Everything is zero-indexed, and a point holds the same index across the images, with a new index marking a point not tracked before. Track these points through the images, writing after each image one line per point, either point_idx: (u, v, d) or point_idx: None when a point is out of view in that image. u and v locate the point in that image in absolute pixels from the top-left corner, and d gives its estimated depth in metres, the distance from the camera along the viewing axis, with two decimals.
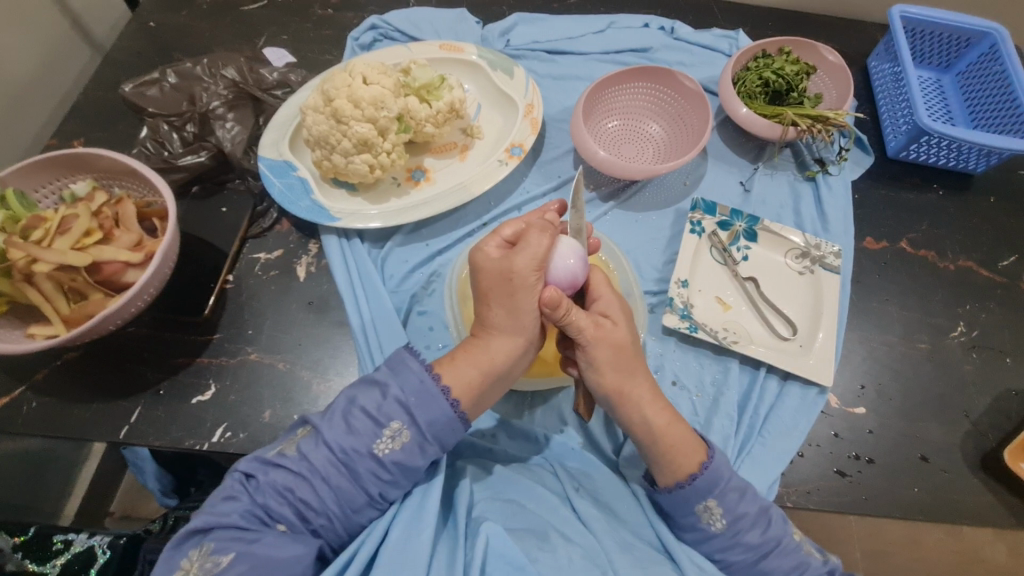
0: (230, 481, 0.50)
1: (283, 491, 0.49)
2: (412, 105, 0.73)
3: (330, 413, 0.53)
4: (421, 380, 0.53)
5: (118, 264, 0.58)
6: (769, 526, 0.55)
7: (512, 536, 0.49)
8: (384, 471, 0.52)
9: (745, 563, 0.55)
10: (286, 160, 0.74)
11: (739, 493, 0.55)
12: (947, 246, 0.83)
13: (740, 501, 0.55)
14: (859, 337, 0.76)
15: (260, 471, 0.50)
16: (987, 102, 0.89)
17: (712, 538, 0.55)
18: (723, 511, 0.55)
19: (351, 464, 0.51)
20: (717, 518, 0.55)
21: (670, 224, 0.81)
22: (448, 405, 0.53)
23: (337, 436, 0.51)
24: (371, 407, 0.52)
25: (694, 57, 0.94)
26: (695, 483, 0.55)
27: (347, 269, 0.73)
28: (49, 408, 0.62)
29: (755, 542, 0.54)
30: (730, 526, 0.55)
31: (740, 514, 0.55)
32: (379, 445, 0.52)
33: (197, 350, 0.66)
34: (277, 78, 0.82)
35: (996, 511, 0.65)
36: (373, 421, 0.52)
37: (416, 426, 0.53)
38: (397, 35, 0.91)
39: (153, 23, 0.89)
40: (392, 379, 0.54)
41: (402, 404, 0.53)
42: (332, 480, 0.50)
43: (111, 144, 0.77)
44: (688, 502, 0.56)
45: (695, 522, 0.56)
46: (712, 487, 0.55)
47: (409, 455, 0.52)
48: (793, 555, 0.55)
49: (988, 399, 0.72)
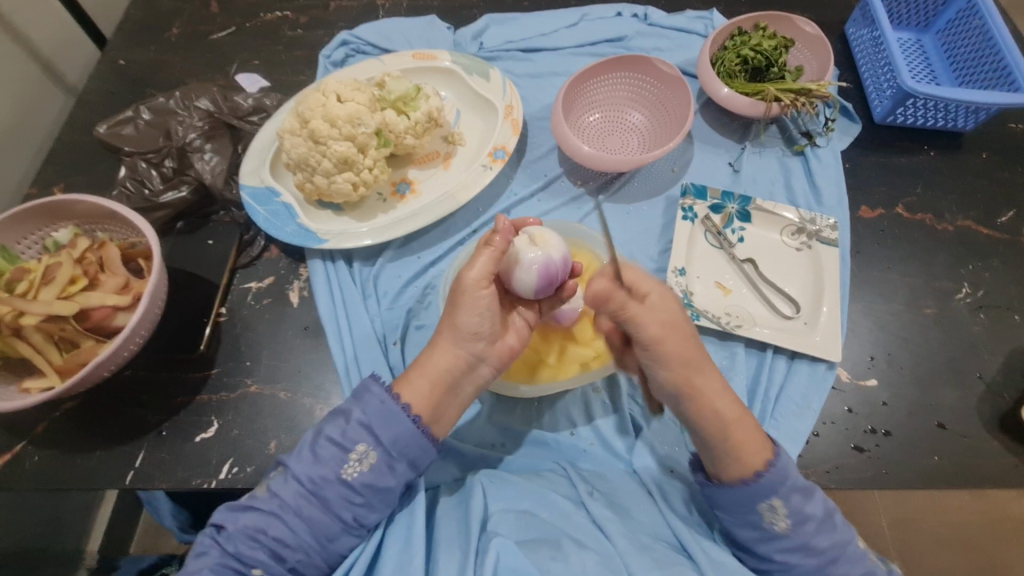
0: (204, 537, 0.50)
1: (253, 534, 0.49)
2: (389, 119, 0.72)
3: (298, 448, 0.53)
4: (381, 401, 0.54)
5: (106, 309, 0.58)
6: (835, 530, 0.53)
7: (524, 546, 0.49)
8: (355, 495, 0.52)
9: (807, 569, 0.52)
10: (267, 187, 0.73)
11: (805, 494, 0.53)
12: (944, 207, 0.81)
13: (812, 506, 0.53)
14: (864, 307, 0.74)
15: (229, 520, 0.50)
16: (969, 58, 0.88)
17: (776, 539, 0.53)
18: (790, 511, 0.52)
19: (321, 493, 0.51)
20: (781, 518, 0.52)
21: (662, 213, 0.80)
22: (409, 421, 0.53)
23: (304, 468, 0.51)
24: (334, 434, 0.53)
25: (670, 41, 0.93)
26: (759, 482, 0.53)
27: (338, 290, 0.72)
28: (52, 461, 0.61)
29: (822, 546, 0.52)
30: (795, 527, 0.52)
31: (807, 517, 0.52)
32: (346, 470, 0.52)
33: (196, 388, 0.65)
34: (252, 104, 0.81)
35: (1018, 472, 0.64)
36: (338, 448, 0.52)
37: (381, 446, 0.53)
38: (369, 49, 0.91)
39: (123, 60, 0.88)
40: (353, 404, 0.54)
41: (365, 426, 0.53)
42: (304, 513, 0.50)
43: (90, 187, 0.76)
44: (752, 501, 0.53)
45: (756, 522, 0.53)
46: (779, 485, 0.53)
47: (379, 476, 0.52)
48: (858, 563, 0.53)
49: (1000, 358, 0.71)
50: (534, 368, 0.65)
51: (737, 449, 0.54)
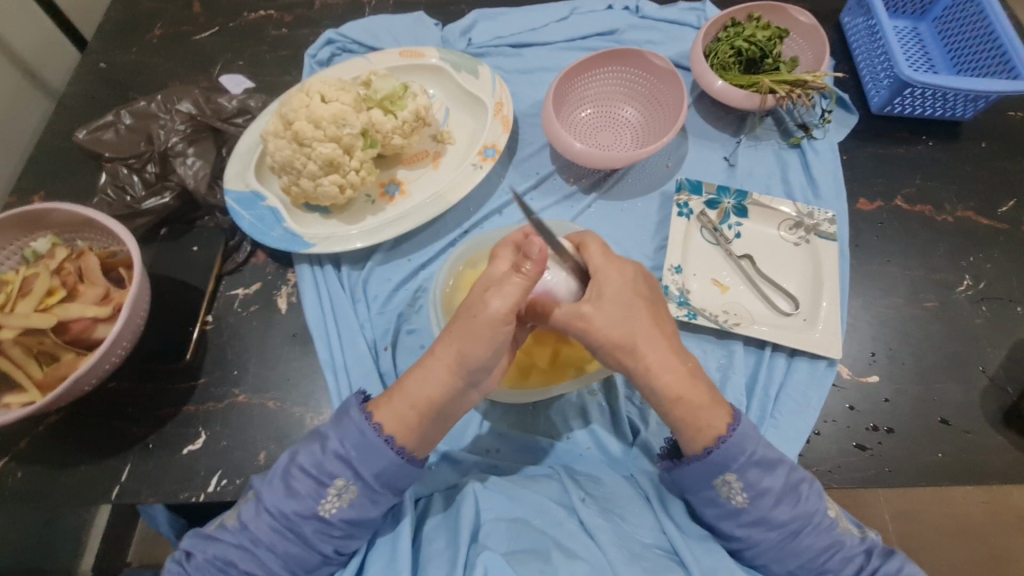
0: (172, 563, 0.49)
1: (224, 565, 0.49)
2: (376, 119, 0.71)
3: (272, 476, 0.51)
4: (359, 431, 0.51)
5: (86, 321, 0.56)
6: (799, 501, 0.52)
7: (512, 559, 0.48)
8: (334, 528, 0.50)
9: (770, 544, 0.52)
10: (252, 190, 0.72)
11: (765, 467, 0.53)
12: (944, 198, 0.80)
13: (769, 478, 0.52)
14: (864, 302, 0.73)
15: (198, 549, 0.49)
16: (967, 46, 0.86)
17: (736, 513, 0.53)
18: (744, 485, 0.52)
19: (296, 528, 0.50)
20: (738, 492, 0.52)
21: (656, 210, 0.79)
22: (391, 453, 0.51)
23: (277, 501, 0.50)
24: (309, 466, 0.51)
25: (663, 34, 0.91)
26: (711, 457, 0.52)
27: (326, 295, 0.70)
28: (35, 477, 0.60)
29: (781, 520, 0.52)
30: (752, 501, 0.52)
31: (763, 489, 0.52)
32: (324, 505, 0.50)
33: (182, 399, 0.64)
34: (236, 106, 0.79)
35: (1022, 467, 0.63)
36: (314, 481, 0.50)
37: (361, 480, 0.50)
38: (355, 47, 0.89)
39: (104, 63, 0.86)
40: (331, 431, 0.52)
41: (342, 458, 0.51)
42: (279, 548, 0.49)
43: (72, 194, 0.75)
44: (706, 477, 0.53)
45: (715, 497, 0.53)
46: (731, 462, 0.52)
47: (360, 508, 0.51)
48: (825, 533, 0.52)
49: (1003, 351, 0.70)
50: (526, 372, 0.63)
51: (691, 423, 0.53)
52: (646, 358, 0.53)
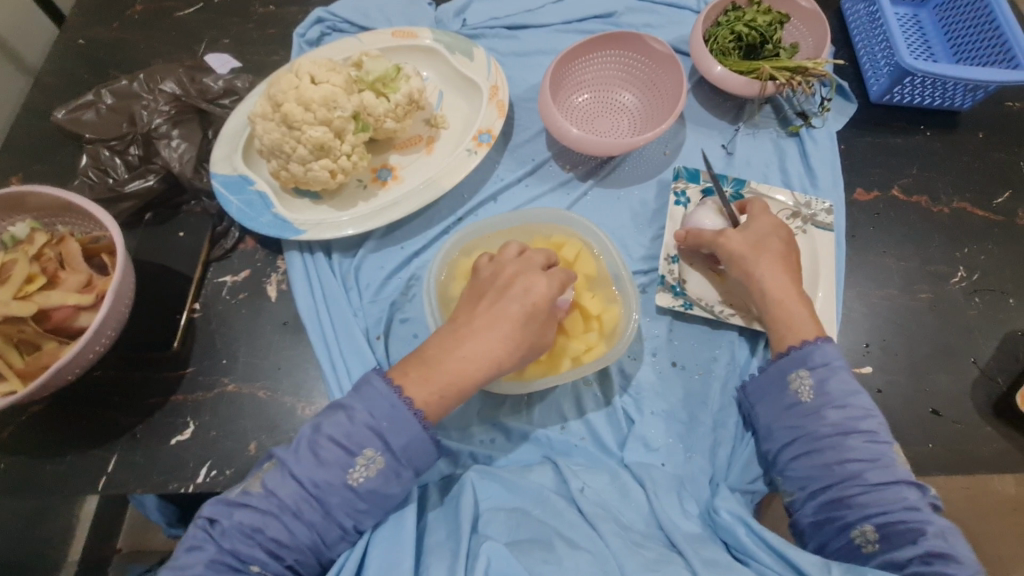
0: (195, 530, 0.48)
1: (250, 532, 0.47)
2: (368, 101, 0.69)
3: (297, 446, 0.50)
4: (391, 403, 0.51)
5: (68, 309, 0.54)
6: (862, 418, 0.55)
7: (515, 549, 0.48)
8: (359, 500, 0.50)
9: (820, 438, 0.55)
10: (240, 174, 0.69)
11: (842, 379, 0.56)
12: (940, 189, 0.80)
13: (840, 386, 0.56)
14: (859, 293, 0.73)
15: (223, 514, 0.48)
16: (968, 34, 0.85)
17: (797, 407, 0.57)
18: (815, 383, 0.57)
19: (324, 498, 0.49)
20: (807, 389, 0.57)
21: (653, 198, 0.77)
22: (419, 426, 0.51)
23: (306, 469, 0.49)
24: (338, 435, 0.50)
25: (662, 17, 0.89)
26: (790, 351, 0.59)
27: (315, 283, 0.69)
28: (19, 467, 0.59)
29: (837, 420, 0.55)
30: (818, 398, 0.56)
31: (829, 391, 0.56)
32: (353, 475, 0.49)
33: (170, 388, 0.62)
34: (222, 86, 0.76)
35: (1008, 457, 0.64)
36: (343, 450, 0.49)
37: (390, 451, 0.50)
38: (346, 26, 0.86)
39: (82, 40, 0.83)
40: (358, 401, 0.51)
41: (372, 429, 0.50)
42: (305, 515, 0.48)
43: (51, 177, 0.72)
44: (781, 374, 0.59)
45: (784, 394, 0.59)
46: (806, 359, 0.58)
47: (384, 481, 0.50)
48: (875, 448, 0.53)
49: (994, 343, 0.70)
50: None
51: (793, 331, 0.60)
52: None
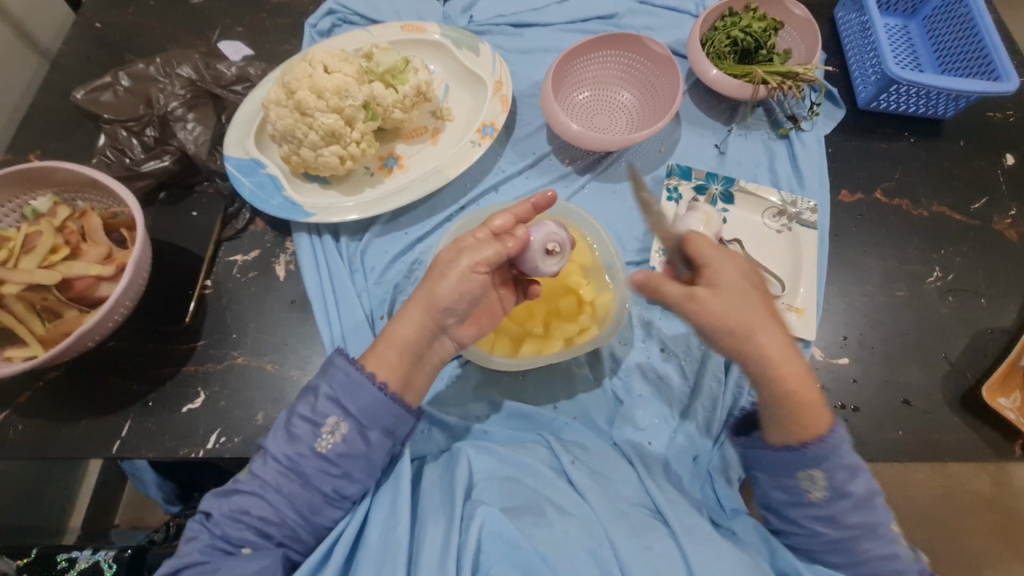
0: (193, 522, 0.52)
1: (238, 515, 0.50)
2: (378, 92, 0.71)
3: (274, 429, 0.54)
4: (347, 373, 0.54)
5: (89, 279, 0.57)
6: (871, 509, 0.52)
7: (508, 514, 0.51)
8: (332, 466, 0.53)
9: (829, 539, 0.52)
10: (252, 158, 0.72)
11: (851, 471, 0.51)
12: (920, 193, 0.84)
13: (858, 487, 0.52)
14: (840, 289, 0.77)
15: (215, 506, 0.51)
16: (953, 46, 0.89)
17: (808, 505, 0.53)
18: (829, 483, 0.51)
19: (299, 468, 0.52)
20: (817, 488, 0.52)
21: (648, 193, 0.81)
22: (375, 389, 0.54)
23: (280, 447, 0.52)
24: (306, 411, 0.53)
25: (662, 20, 0.93)
26: (805, 451, 0.51)
27: (323, 264, 0.72)
28: (36, 430, 0.61)
29: (850, 523, 0.51)
30: (831, 497, 0.52)
31: (846, 494, 0.51)
32: (320, 443, 0.52)
33: (182, 359, 0.65)
34: (235, 73, 0.79)
35: (974, 446, 0.68)
36: (310, 424, 0.53)
37: (350, 416, 0.53)
38: (356, 19, 0.89)
39: (98, 23, 0.85)
40: (320, 380, 0.55)
41: (333, 399, 0.54)
42: (284, 489, 0.51)
43: (69, 155, 0.75)
44: (790, 466, 0.53)
45: (791, 487, 0.53)
46: (824, 459, 0.51)
47: (352, 444, 0.53)
48: (887, 544, 0.51)
49: (964, 339, 0.74)
50: (518, 343, 0.67)
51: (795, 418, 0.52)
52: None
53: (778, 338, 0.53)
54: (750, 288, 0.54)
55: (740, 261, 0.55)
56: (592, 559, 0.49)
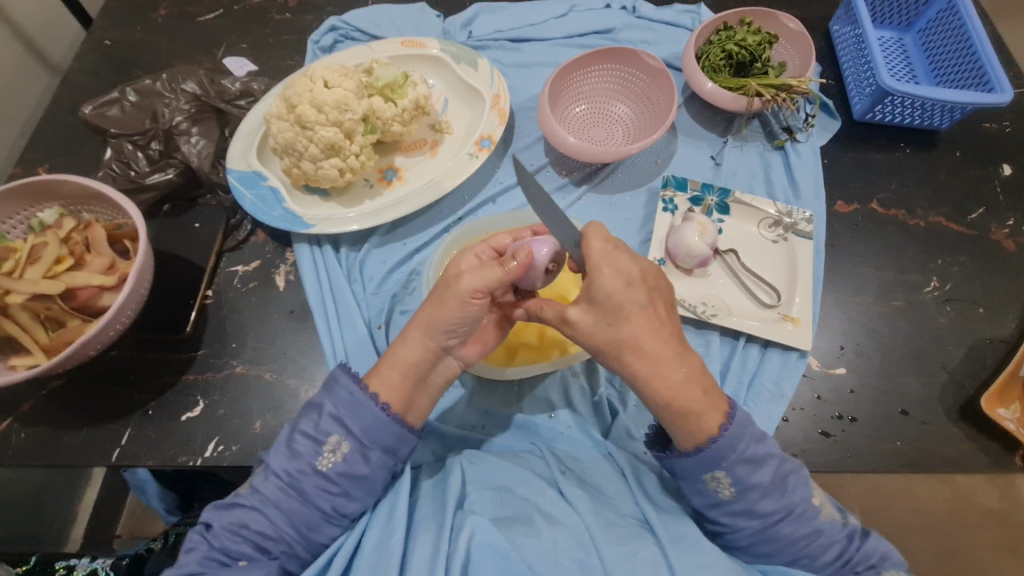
0: (192, 534, 0.51)
1: (236, 528, 0.51)
2: (377, 106, 0.73)
3: (276, 444, 0.55)
4: (350, 393, 0.55)
5: (92, 289, 0.58)
6: (785, 493, 0.54)
7: (499, 524, 0.51)
8: (331, 484, 0.53)
9: (753, 531, 0.54)
10: (254, 170, 0.74)
11: (754, 463, 0.53)
12: (917, 203, 0.84)
13: (761, 474, 0.53)
14: (837, 299, 0.77)
15: (216, 518, 0.51)
16: (948, 58, 0.90)
17: (722, 504, 0.54)
18: (732, 479, 0.53)
19: (298, 484, 0.53)
20: (725, 486, 0.54)
21: (643, 204, 0.82)
22: (377, 409, 0.54)
23: (281, 463, 0.53)
24: (309, 429, 0.54)
25: (658, 35, 0.94)
26: (704, 454, 0.53)
27: (323, 274, 0.73)
28: (38, 438, 0.62)
29: (767, 510, 0.53)
30: (739, 492, 0.53)
31: (749, 487, 0.53)
32: (321, 461, 0.53)
33: (182, 367, 0.66)
34: (239, 88, 0.81)
35: (973, 457, 0.68)
36: (312, 441, 0.54)
37: (352, 436, 0.54)
38: (358, 35, 0.91)
39: (108, 41, 0.88)
40: (324, 399, 0.55)
41: (336, 418, 0.54)
42: (284, 505, 0.52)
43: (76, 168, 0.77)
44: (695, 471, 0.54)
45: (704, 490, 0.55)
46: (721, 459, 0.53)
47: (352, 464, 0.54)
48: (807, 522, 0.54)
49: (963, 350, 0.74)
50: (513, 353, 0.69)
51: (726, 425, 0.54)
52: (634, 366, 0.54)
53: (667, 340, 0.54)
54: (635, 298, 0.53)
55: (640, 261, 0.55)
56: (577, 567, 0.49)
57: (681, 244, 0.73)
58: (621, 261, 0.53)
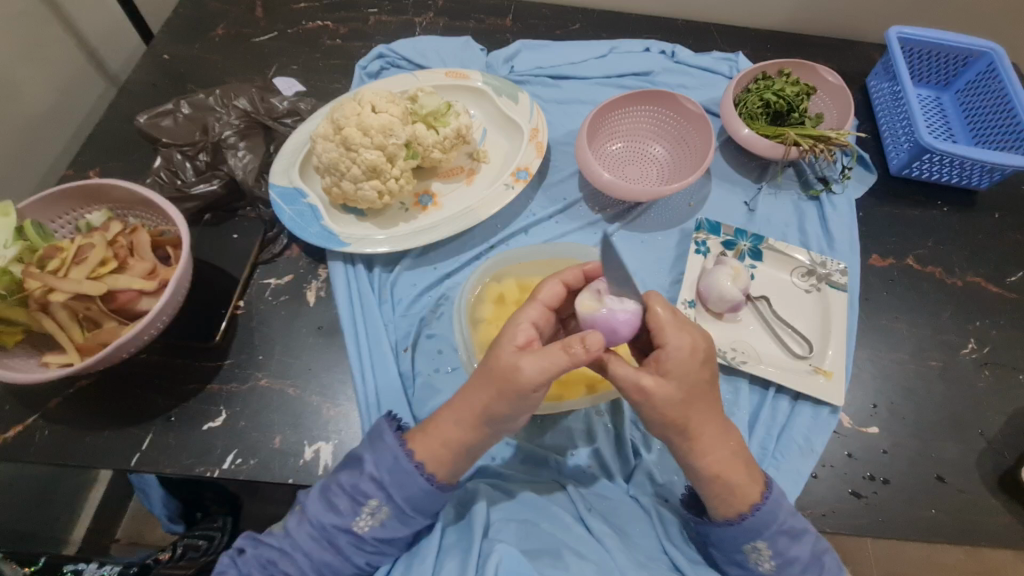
0: (224, 557, 0.52)
1: (267, 563, 0.51)
2: (419, 132, 0.75)
3: (313, 491, 0.54)
4: (394, 457, 0.53)
5: (132, 292, 0.59)
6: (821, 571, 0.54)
7: (527, 556, 0.51)
8: (366, 544, 0.53)
9: None
10: (296, 187, 0.76)
11: (792, 536, 0.54)
12: (955, 262, 0.83)
13: (797, 544, 0.54)
14: (870, 354, 0.75)
15: (249, 545, 0.53)
16: (987, 119, 0.90)
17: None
18: (773, 552, 0.54)
19: (333, 539, 0.52)
20: (765, 559, 0.54)
21: (675, 245, 0.82)
22: (423, 480, 0.52)
23: (317, 513, 0.52)
24: (348, 486, 0.53)
25: (696, 79, 0.96)
26: (744, 523, 0.54)
27: (352, 294, 0.73)
28: (61, 436, 0.62)
29: None
30: (779, 567, 0.54)
31: (789, 558, 0.53)
32: (359, 522, 0.52)
33: (208, 376, 0.66)
34: (287, 107, 0.84)
35: (1013, 531, 0.64)
36: (350, 499, 0.52)
37: (393, 503, 0.52)
38: (404, 63, 0.94)
39: (166, 55, 0.92)
40: (367, 454, 0.53)
41: (377, 481, 0.52)
42: (316, 556, 0.52)
43: (125, 174, 0.79)
44: (735, 541, 0.54)
45: (740, 561, 0.55)
46: (763, 530, 0.53)
47: (391, 529, 0.53)
48: None
49: (1002, 417, 0.71)
50: None
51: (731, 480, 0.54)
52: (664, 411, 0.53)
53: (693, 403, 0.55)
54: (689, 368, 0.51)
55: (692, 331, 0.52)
56: None
57: (712, 291, 0.72)
58: (689, 332, 0.52)
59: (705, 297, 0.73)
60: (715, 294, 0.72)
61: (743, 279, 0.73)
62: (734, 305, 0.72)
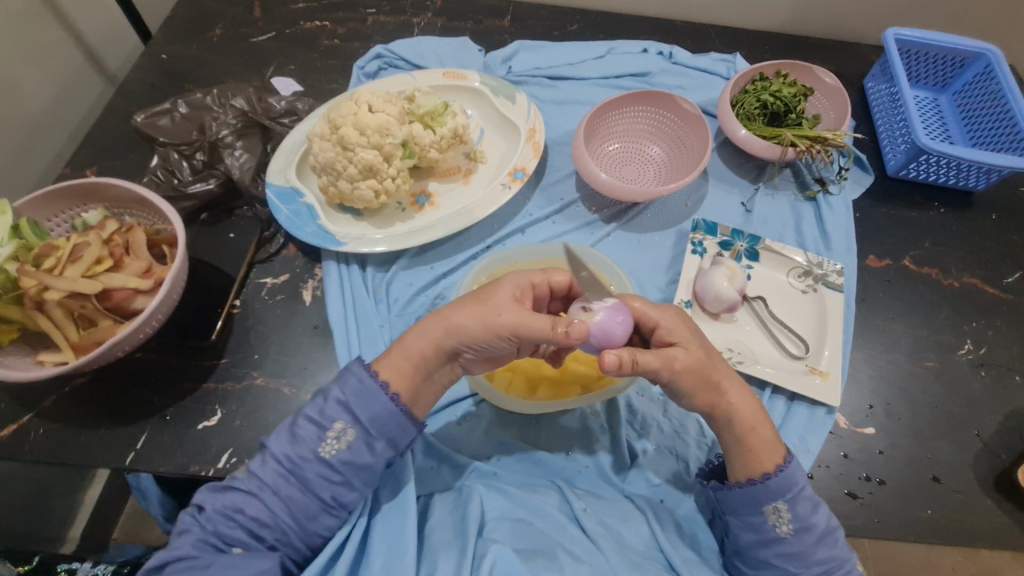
0: (185, 515, 0.50)
1: (232, 513, 0.49)
2: (416, 132, 0.75)
3: (279, 428, 0.54)
4: (360, 381, 0.54)
5: (127, 291, 0.59)
6: (836, 544, 0.54)
7: (521, 557, 0.50)
8: (333, 473, 0.52)
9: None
10: (292, 186, 0.76)
11: (813, 503, 0.54)
12: (952, 263, 0.83)
13: (817, 513, 0.54)
14: (866, 355, 0.75)
15: (209, 501, 0.50)
16: (984, 120, 0.90)
17: (775, 544, 0.54)
18: (793, 516, 0.54)
19: (299, 472, 0.51)
20: (785, 522, 0.54)
21: (671, 245, 0.82)
22: (387, 399, 0.53)
23: (282, 448, 0.52)
24: (314, 414, 0.53)
25: (693, 80, 0.96)
26: (767, 483, 0.54)
27: (347, 294, 0.73)
28: (56, 434, 0.62)
29: (820, 559, 0.53)
30: (797, 532, 0.53)
31: (807, 525, 0.53)
32: (325, 447, 0.52)
33: (203, 374, 0.66)
34: (285, 106, 0.84)
35: (1008, 531, 0.64)
36: (317, 426, 0.52)
37: (359, 423, 0.53)
38: (402, 63, 0.94)
39: (164, 55, 0.92)
40: (334, 384, 0.54)
41: (343, 404, 0.53)
42: (283, 492, 0.51)
43: (121, 173, 0.79)
44: (756, 502, 0.55)
45: (757, 524, 0.55)
46: (786, 491, 0.54)
47: (358, 454, 0.52)
48: None
49: (998, 418, 0.71)
50: (533, 387, 0.68)
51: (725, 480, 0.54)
52: None
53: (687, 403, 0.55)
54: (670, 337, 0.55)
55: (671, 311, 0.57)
56: None
57: (709, 292, 0.72)
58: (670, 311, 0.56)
59: (702, 299, 0.73)
60: (711, 295, 0.72)
61: (739, 279, 0.73)
62: (731, 305, 0.72)
